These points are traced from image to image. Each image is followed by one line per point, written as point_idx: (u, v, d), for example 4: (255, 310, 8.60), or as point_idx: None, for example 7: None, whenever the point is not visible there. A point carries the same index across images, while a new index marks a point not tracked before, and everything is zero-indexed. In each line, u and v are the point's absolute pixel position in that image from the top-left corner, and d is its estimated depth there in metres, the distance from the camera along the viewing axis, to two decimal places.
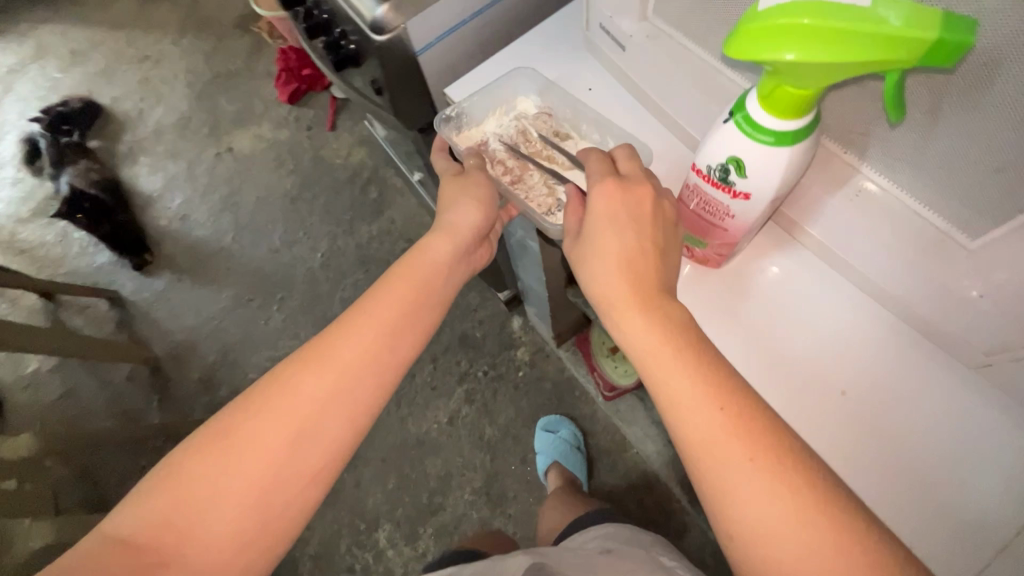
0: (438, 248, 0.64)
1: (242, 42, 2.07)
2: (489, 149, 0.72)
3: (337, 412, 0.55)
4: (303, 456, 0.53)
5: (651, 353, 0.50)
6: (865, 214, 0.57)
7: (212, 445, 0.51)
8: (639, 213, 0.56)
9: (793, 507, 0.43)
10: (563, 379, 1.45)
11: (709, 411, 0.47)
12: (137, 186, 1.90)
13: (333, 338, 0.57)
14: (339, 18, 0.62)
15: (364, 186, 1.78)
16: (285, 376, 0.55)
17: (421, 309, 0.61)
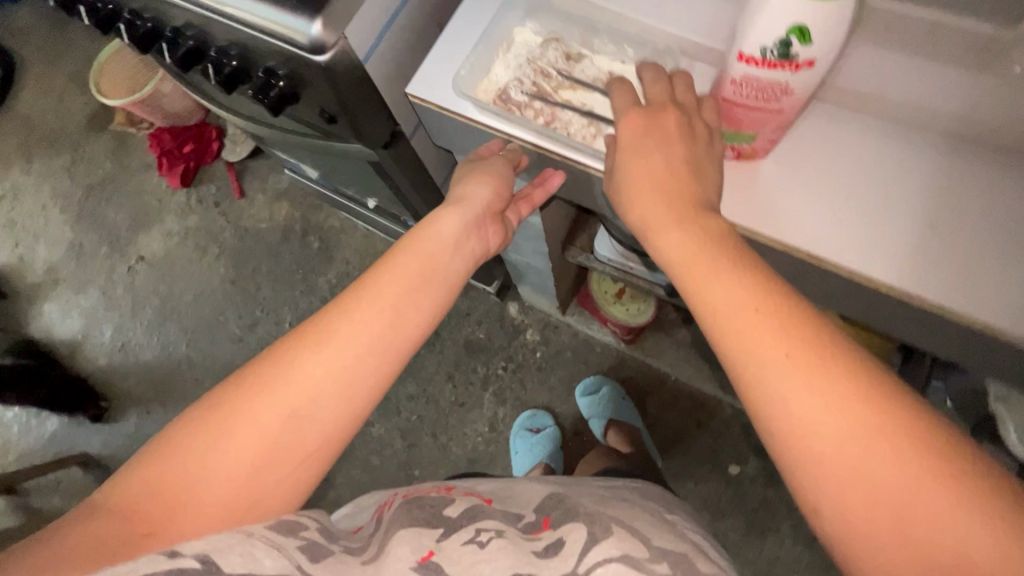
0: (447, 222, 0.54)
1: (102, 143, 1.86)
2: (510, 97, 0.54)
3: (331, 402, 0.46)
4: (298, 440, 0.45)
5: (688, 257, 0.45)
6: (894, 45, 0.52)
7: (209, 423, 0.44)
8: (669, 137, 0.49)
9: (865, 427, 0.38)
10: (580, 342, 1.45)
11: (761, 329, 0.41)
12: (55, 336, 1.69)
13: (333, 314, 0.48)
14: (259, 55, 0.55)
15: (303, 239, 1.67)
16: (284, 347, 0.47)
17: (420, 284, 0.51)
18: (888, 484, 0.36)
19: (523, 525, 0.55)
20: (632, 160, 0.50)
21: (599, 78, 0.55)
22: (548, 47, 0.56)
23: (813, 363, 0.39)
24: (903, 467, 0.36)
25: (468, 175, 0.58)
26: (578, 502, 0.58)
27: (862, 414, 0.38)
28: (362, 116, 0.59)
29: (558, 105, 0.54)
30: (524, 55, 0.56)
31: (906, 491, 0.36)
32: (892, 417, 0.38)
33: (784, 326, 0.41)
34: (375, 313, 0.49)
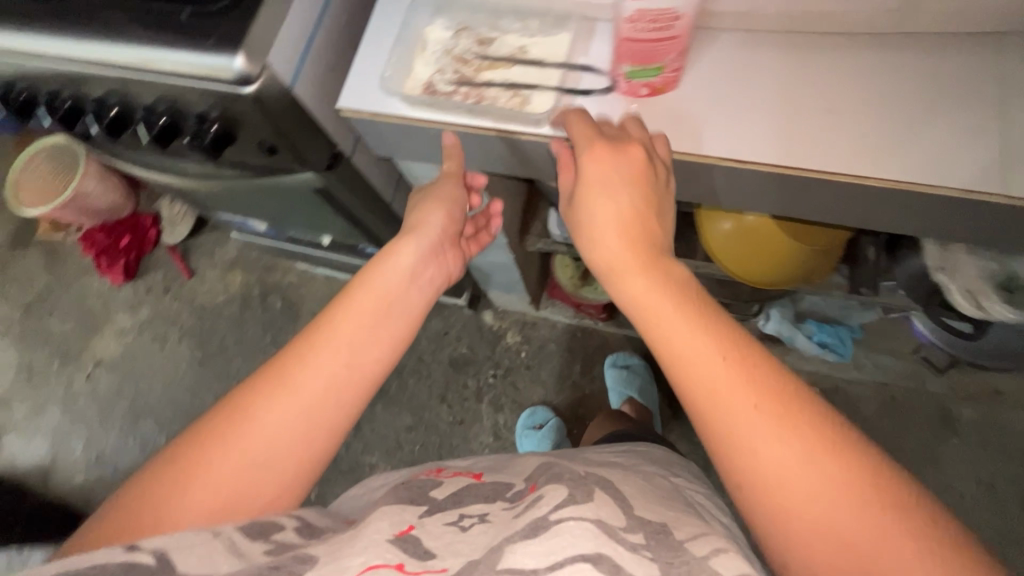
0: (401, 254, 0.58)
1: (32, 258, 1.79)
2: (436, 88, 0.55)
3: (307, 438, 0.50)
4: (274, 469, 0.48)
5: (650, 281, 0.48)
6: None
7: (194, 455, 0.47)
8: (632, 173, 0.50)
9: (795, 441, 0.44)
10: (560, 331, 1.47)
11: (708, 356, 0.46)
12: (21, 466, 1.58)
13: (301, 361, 0.51)
14: (188, 104, 0.57)
15: (264, 302, 1.65)
16: (259, 385, 0.50)
17: (379, 323, 0.54)
18: (812, 487, 0.43)
19: (510, 496, 0.52)
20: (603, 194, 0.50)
21: (515, 53, 0.55)
22: (461, 35, 0.56)
23: (753, 387, 0.45)
24: (828, 475, 0.43)
25: (425, 201, 0.61)
26: (569, 467, 0.52)
27: (796, 431, 0.44)
28: (301, 140, 0.61)
29: (482, 85, 0.54)
30: (439, 48, 0.56)
31: (826, 492, 0.43)
32: (816, 432, 0.45)
33: (727, 353, 0.46)
34: (341, 356, 0.52)
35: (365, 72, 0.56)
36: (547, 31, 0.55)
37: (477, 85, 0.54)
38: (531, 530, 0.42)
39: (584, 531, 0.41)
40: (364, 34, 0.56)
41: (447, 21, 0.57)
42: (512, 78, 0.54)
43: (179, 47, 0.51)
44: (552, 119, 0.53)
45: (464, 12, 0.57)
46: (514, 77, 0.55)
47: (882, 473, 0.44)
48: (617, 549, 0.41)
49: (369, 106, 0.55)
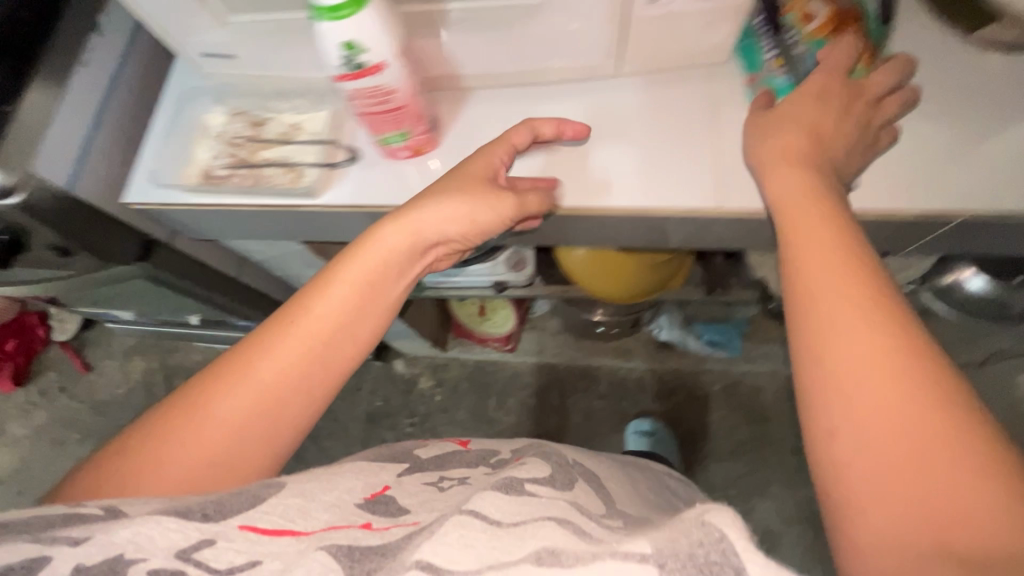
0: (384, 246, 0.51)
1: None
2: (214, 173, 0.57)
3: (266, 417, 0.48)
4: (269, 422, 0.48)
5: (793, 206, 0.48)
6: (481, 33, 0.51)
7: (163, 426, 0.47)
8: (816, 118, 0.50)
9: (901, 415, 0.37)
10: (471, 368, 1.48)
11: (838, 290, 0.42)
12: None
13: (309, 317, 0.50)
14: None
15: (168, 386, 1.59)
16: (243, 354, 0.49)
17: (371, 294, 0.52)
18: (890, 465, 0.36)
19: (492, 462, 0.55)
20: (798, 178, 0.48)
21: (288, 131, 0.57)
22: (238, 119, 0.58)
23: (875, 335, 0.39)
24: (913, 467, 0.35)
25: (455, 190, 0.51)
26: (560, 452, 0.57)
27: (909, 402, 0.37)
28: (95, 239, 0.61)
29: (258, 164, 0.56)
30: (217, 133, 0.58)
31: (905, 487, 0.35)
32: (937, 417, 0.36)
33: (857, 297, 0.41)
34: (319, 345, 0.49)
35: (144, 166, 0.58)
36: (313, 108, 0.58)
37: (251, 167, 0.56)
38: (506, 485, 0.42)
39: (554, 503, 0.42)
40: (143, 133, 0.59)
41: (225, 108, 0.59)
42: (287, 155, 0.57)
43: None
44: (322, 189, 0.55)
45: (241, 97, 0.60)
46: (289, 154, 0.57)
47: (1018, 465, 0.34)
48: (587, 520, 0.41)
49: (147, 200, 0.57)
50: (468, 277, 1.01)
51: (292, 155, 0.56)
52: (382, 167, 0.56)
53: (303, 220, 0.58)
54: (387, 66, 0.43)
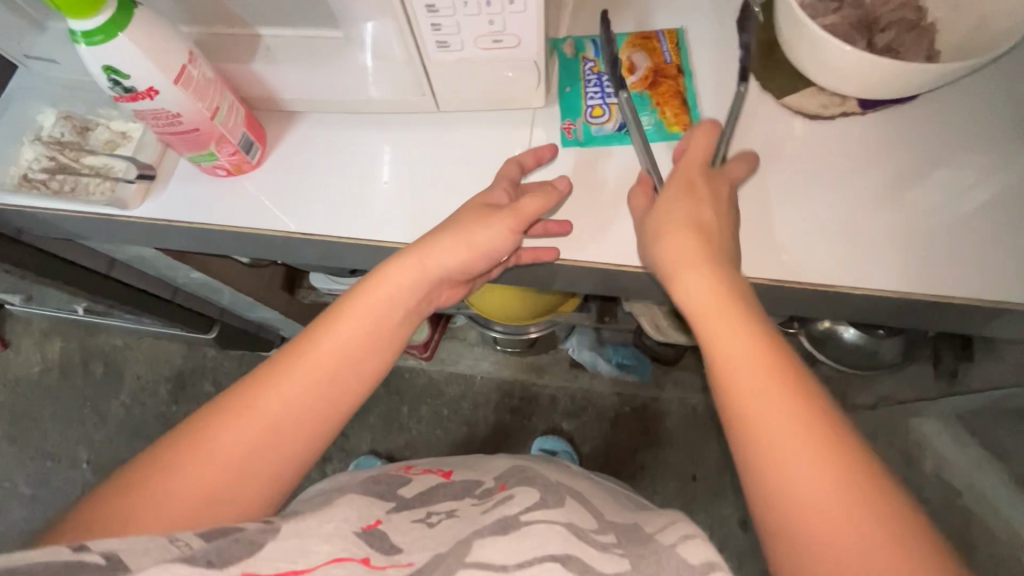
0: (395, 278, 0.51)
1: None
2: (33, 178, 0.57)
3: (279, 464, 0.46)
4: (268, 455, 0.45)
5: (689, 264, 0.46)
6: (300, 65, 0.53)
7: (162, 465, 0.43)
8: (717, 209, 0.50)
9: (809, 435, 0.38)
10: (388, 374, 1.48)
11: (729, 332, 0.43)
12: None
13: (315, 348, 0.48)
14: None
15: (85, 370, 1.57)
16: (253, 386, 0.47)
17: (382, 326, 0.50)
18: (819, 489, 0.36)
19: (477, 493, 0.57)
20: (687, 233, 0.48)
21: (113, 140, 0.58)
22: (66, 123, 0.58)
23: (766, 362, 0.41)
24: (833, 479, 0.36)
25: (458, 226, 0.51)
26: (539, 474, 0.61)
27: (806, 418, 0.39)
28: None
29: (78, 172, 0.57)
30: (43, 136, 0.58)
31: (837, 506, 0.36)
32: (834, 431, 0.38)
33: (744, 327, 0.43)
34: (338, 386, 0.48)
35: None
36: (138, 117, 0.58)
37: (67, 175, 0.57)
38: (502, 528, 0.46)
39: (551, 529, 0.46)
40: None
41: (55, 111, 0.59)
42: (109, 165, 0.57)
43: None
44: (135, 202, 0.56)
45: (72, 101, 0.59)
46: (111, 164, 0.57)
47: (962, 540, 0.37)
48: (585, 548, 0.45)
49: None
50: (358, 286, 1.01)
51: (108, 166, 0.56)
52: (201, 183, 0.57)
53: (123, 229, 0.59)
54: (159, 91, 0.44)
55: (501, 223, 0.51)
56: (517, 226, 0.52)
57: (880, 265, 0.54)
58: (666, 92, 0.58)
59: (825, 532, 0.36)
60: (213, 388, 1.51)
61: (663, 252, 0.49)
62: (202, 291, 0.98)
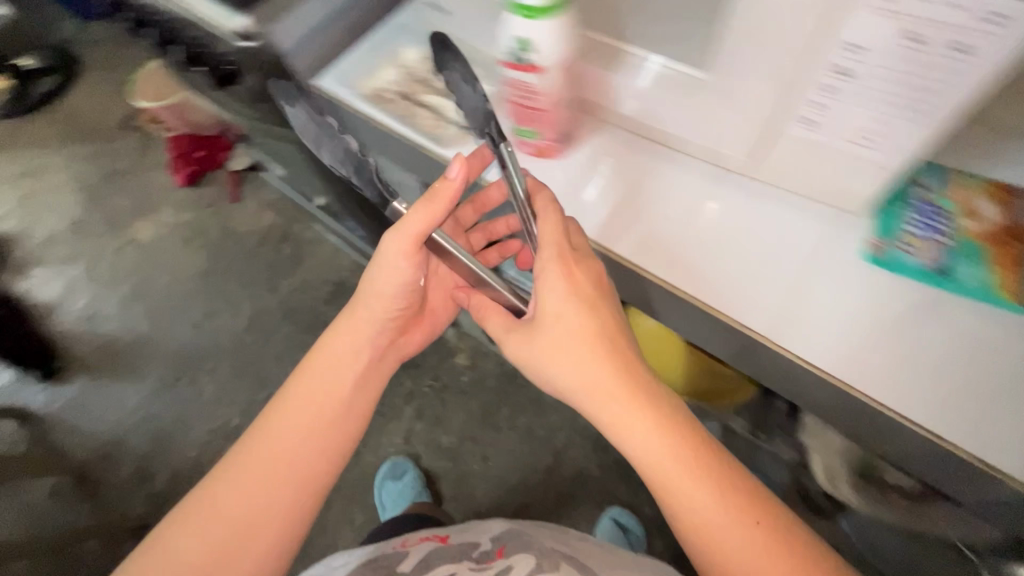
0: (358, 328, 0.74)
1: (131, 142, 2.12)
2: (383, 93, 0.67)
3: (298, 449, 0.70)
4: (283, 466, 0.70)
5: (585, 347, 0.61)
6: (669, 94, 0.63)
7: (207, 497, 0.69)
8: (582, 336, 0.61)
9: (679, 459, 0.57)
10: (504, 372, 1.52)
11: (595, 394, 0.60)
12: (35, 298, 1.84)
13: (300, 398, 0.72)
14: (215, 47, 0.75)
15: (278, 244, 1.83)
16: (260, 427, 0.72)
17: (334, 366, 0.74)
18: (703, 501, 0.57)
19: (476, 555, 0.93)
20: (558, 276, 0.62)
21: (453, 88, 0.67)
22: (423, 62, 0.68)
23: (642, 408, 0.59)
24: (711, 494, 0.57)
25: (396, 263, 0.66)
26: (535, 541, 0.93)
27: (672, 447, 0.58)
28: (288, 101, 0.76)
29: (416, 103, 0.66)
30: (401, 65, 0.69)
31: (713, 512, 0.56)
32: (689, 441, 0.58)
33: (623, 384, 0.59)
34: (353, 375, 0.74)
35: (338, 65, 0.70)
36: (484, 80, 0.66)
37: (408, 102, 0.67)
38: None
39: None
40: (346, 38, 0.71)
41: (420, 50, 0.69)
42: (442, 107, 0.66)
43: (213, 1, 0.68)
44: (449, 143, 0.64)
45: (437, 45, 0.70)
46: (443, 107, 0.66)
47: (808, 553, 0.56)
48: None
49: (326, 91, 0.69)
50: None
51: (442, 109, 0.67)
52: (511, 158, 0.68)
53: (424, 160, 0.67)
54: (546, 70, 0.55)
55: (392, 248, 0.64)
56: (415, 242, 0.63)
57: (934, 400, 0.55)
58: (1007, 259, 0.59)
59: (715, 535, 0.56)
60: None
61: (519, 330, 0.67)
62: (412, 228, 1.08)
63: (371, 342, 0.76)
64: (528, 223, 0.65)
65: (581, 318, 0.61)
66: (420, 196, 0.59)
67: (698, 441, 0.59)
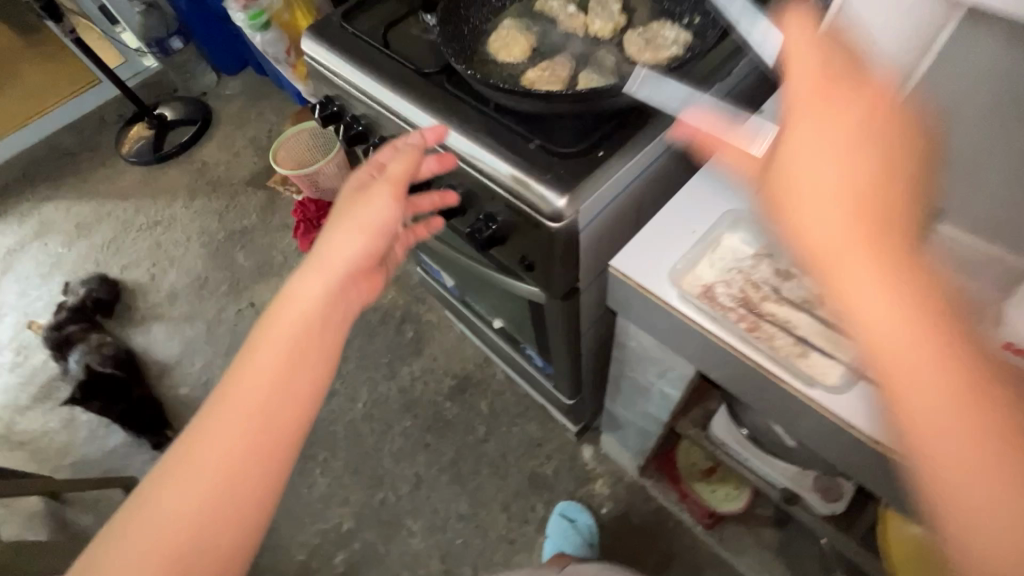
0: (308, 289, 0.54)
1: (255, 198, 2.07)
2: (716, 296, 0.54)
3: (255, 440, 0.48)
4: (246, 462, 0.47)
5: (842, 180, 0.36)
6: None
7: (133, 524, 0.45)
8: (869, 121, 0.37)
9: (950, 392, 0.34)
10: (651, 511, 1.33)
11: (862, 276, 0.35)
12: (152, 354, 1.80)
13: (233, 383, 0.49)
14: (485, 200, 0.63)
15: (399, 325, 1.71)
16: (208, 413, 0.48)
17: (304, 346, 0.52)
18: (987, 466, 0.33)
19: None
20: (813, 81, 0.39)
21: (810, 301, 0.53)
22: (760, 262, 0.56)
23: (906, 295, 0.35)
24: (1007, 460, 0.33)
25: (339, 222, 0.58)
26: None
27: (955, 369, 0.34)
28: (562, 271, 0.62)
29: (763, 315, 0.52)
30: (730, 262, 0.56)
31: (960, 425, 0.34)
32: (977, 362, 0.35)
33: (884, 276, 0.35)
34: (284, 353, 0.51)
35: (653, 253, 0.57)
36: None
37: (753, 318, 0.52)
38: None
39: None
40: (659, 219, 0.59)
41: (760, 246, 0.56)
42: (799, 326, 0.51)
43: (511, 160, 0.57)
44: (830, 384, 0.47)
45: (775, 239, 0.56)
46: (799, 327, 0.52)
47: None
48: None
49: (637, 286, 0.56)
50: (763, 464, 0.89)
51: (802, 335, 0.51)
52: None
53: (766, 389, 0.52)
54: None
55: (383, 194, 0.59)
56: (396, 189, 0.59)
57: None
58: None
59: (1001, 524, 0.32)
60: (484, 410, 1.54)
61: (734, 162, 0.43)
62: (611, 377, 0.93)
63: (329, 294, 0.55)
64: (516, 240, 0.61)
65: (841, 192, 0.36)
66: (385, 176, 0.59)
67: (978, 356, 0.35)
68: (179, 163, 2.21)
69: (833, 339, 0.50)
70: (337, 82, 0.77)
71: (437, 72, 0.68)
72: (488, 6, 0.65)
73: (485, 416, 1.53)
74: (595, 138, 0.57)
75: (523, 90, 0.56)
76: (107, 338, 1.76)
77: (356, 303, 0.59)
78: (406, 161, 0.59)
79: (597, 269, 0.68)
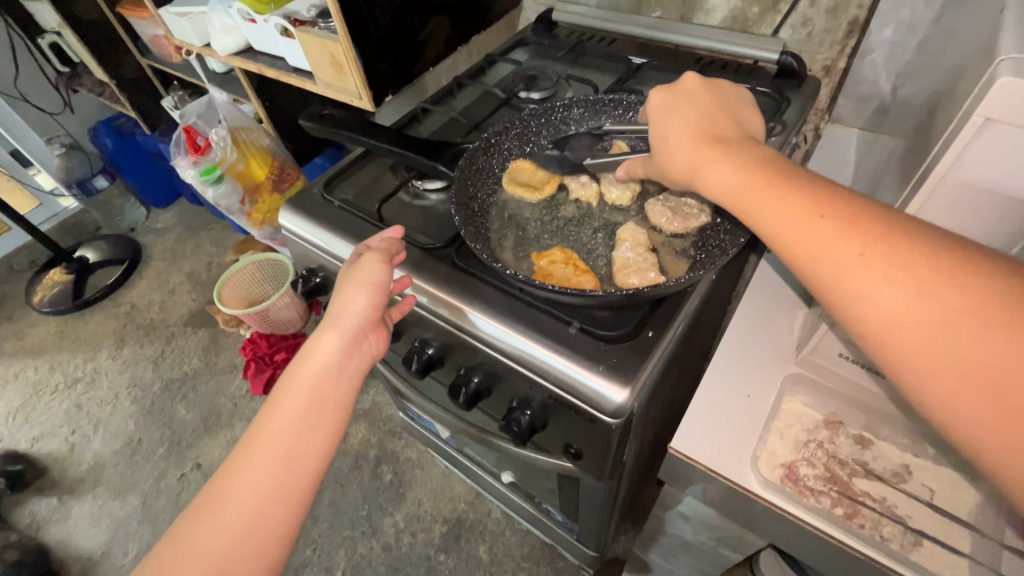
0: (325, 345, 0.53)
1: (197, 339, 1.86)
2: (802, 478, 0.49)
3: (280, 481, 0.48)
4: (260, 524, 0.47)
5: (681, 131, 0.45)
6: None
7: (172, 556, 0.45)
8: (704, 108, 0.47)
9: (896, 281, 0.31)
10: None
11: (719, 172, 0.41)
12: (71, 548, 1.45)
13: (252, 446, 0.49)
14: (518, 386, 0.57)
15: (375, 470, 1.52)
16: (242, 452, 0.49)
17: (315, 412, 0.51)
18: (921, 291, 0.30)
19: None
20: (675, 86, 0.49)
21: (899, 473, 0.49)
22: (835, 432, 0.52)
23: (763, 179, 0.38)
24: (992, 332, 0.28)
25: (345, 281, 0.56)
26: None
27: (835, 226, 0.34)
28: (616, 460, 0.56)
29: (858, 497, 0.47)
30: (801, 433, 0.52)
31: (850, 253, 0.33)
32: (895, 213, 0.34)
33: (773, 183, 0.38)
34: (304, 403, 0.51)
35: (716, 431, 0.52)
36: (947, 466, 0.49)
37: (849, 497, 0.47)
38: None
39: None
40: (702, 392, 0.54)
41: (826, 411, 0.53)
42: (900, 506, 0.47)
43: (555, 351, 0.51)
44: None
45: (840, 402, 0.53)
46: (899, 506, 0.47)
47: None
48: None
49: (706, 469, 0.49)
50: None
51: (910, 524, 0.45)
52: None
53: None
54: None
55: (372, 257, 0.56)
56: (385, 255, 0.57)
57: None
58: None
59: (974, 421, 0.29)
60: (485, 557, 1.36)
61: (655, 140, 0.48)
62: (649, 532, 0.83)
63: (343, 351, 0.54)
64: (497, 371, 0.58)
65: (731, 154, 0.41)
66: (369, 248, 0.57)
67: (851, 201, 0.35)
68: (104, 308, 1.97)
69: (938, 526, 0.46)
70: (329, 259, 0.69)
71: (443, 246, 0.63)
72: (493, 179, 0.64)
73: (487, 565, 1.34)
74: (638, 319, 0.53)
75: (576, 290, 0.49)
76: (14, 536, 1.45)
77: (366, 358, 0.56)
78: (387, 244, 0.59)
79: (642, 440, 0.62)
